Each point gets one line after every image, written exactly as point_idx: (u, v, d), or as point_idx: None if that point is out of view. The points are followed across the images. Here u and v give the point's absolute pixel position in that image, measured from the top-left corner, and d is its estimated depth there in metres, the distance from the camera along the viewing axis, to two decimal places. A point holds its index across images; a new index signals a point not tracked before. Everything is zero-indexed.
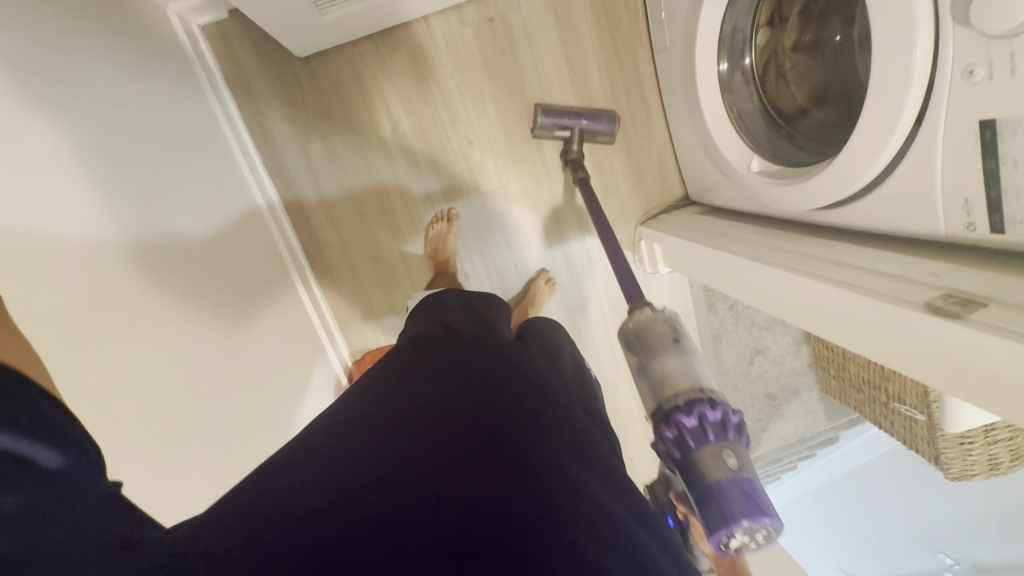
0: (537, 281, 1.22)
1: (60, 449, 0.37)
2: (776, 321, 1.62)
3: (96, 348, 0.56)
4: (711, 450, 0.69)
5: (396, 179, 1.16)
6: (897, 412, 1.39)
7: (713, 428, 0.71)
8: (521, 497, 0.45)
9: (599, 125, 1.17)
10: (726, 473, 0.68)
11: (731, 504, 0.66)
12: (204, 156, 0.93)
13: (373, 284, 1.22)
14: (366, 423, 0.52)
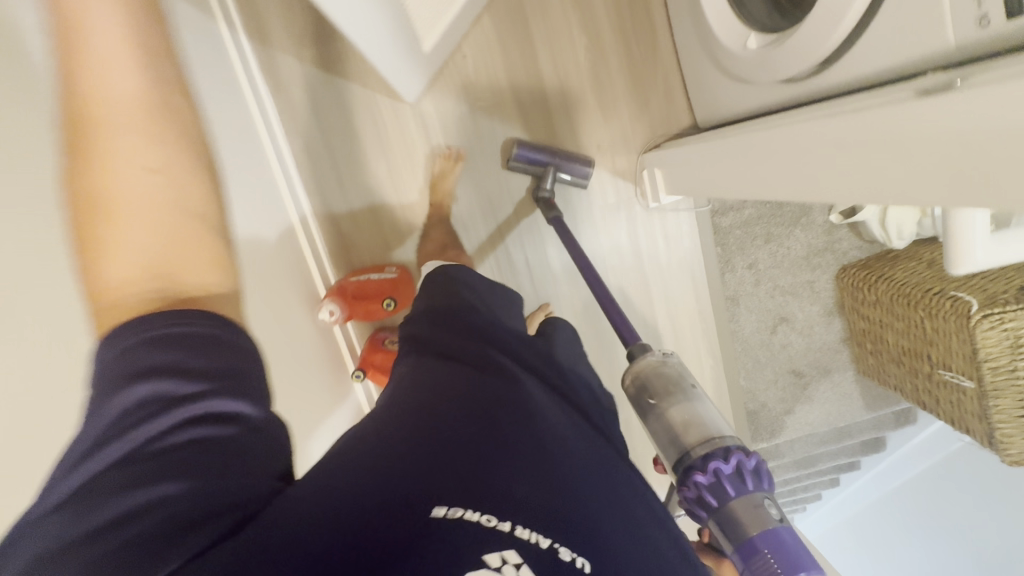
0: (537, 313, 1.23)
1: (255, 403, 0.45)
2: (803, 285, 1.47)
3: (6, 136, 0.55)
4: (752, 499, 0.62)
5: (389, 93, 1.15)
6: (943, 384, 1.20)
7: (751, 477, 0.64)
8: (549, 479, 0.50)
9: (574, 167, 1.17)
10: (772, 526, 0.60)
11: (783, 562, 0.57)
12: (246, 163, 1.00)
13: (361, 201, 1.20)
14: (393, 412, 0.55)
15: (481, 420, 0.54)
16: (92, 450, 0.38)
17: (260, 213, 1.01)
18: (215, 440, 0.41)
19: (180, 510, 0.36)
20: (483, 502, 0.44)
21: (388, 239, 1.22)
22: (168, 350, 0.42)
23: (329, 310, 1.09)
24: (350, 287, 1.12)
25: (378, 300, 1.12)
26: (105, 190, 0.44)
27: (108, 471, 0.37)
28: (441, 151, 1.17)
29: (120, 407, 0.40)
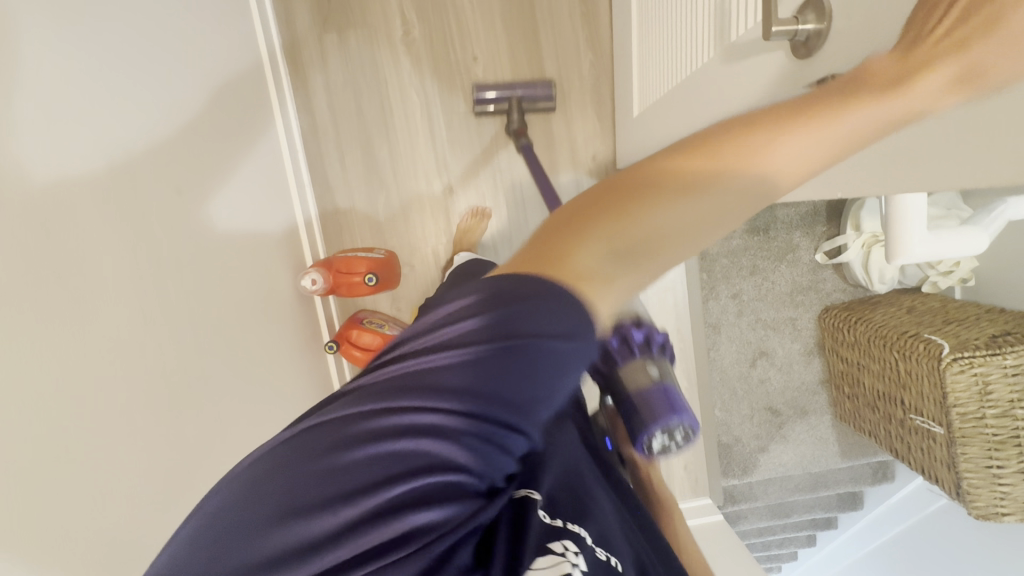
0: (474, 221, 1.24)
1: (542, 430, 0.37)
2: (785, 320, 1.48)
3: (68, 72, 0.62)
4: (636, 366, 0.80)
5: (400, 83, 1.21)
6: (915, 429, 1.19)
7: (638, 348, 0.82)
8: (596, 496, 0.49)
9: (536, 92, 1.19)
10: (649, 381, 0.79)
11: (654, 408, 0.77)
12: (258, 149, 1.07)
13: (361, 182, 1.26)
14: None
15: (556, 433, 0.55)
16: (396, 390, 0.34)
17: (265, 210, 1.06)
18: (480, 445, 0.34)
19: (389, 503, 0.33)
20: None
21: (382, 223, 1.27)
22: (512, 350, 0.33)
23: (312, 279, 1.10)
24: (337, 261, 1.13)
25: (362, 275, 1.13)
26: (710, 166, 0.34)
27: (413, 417, 0.33)
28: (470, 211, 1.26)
29: (478, 356, 0.33)
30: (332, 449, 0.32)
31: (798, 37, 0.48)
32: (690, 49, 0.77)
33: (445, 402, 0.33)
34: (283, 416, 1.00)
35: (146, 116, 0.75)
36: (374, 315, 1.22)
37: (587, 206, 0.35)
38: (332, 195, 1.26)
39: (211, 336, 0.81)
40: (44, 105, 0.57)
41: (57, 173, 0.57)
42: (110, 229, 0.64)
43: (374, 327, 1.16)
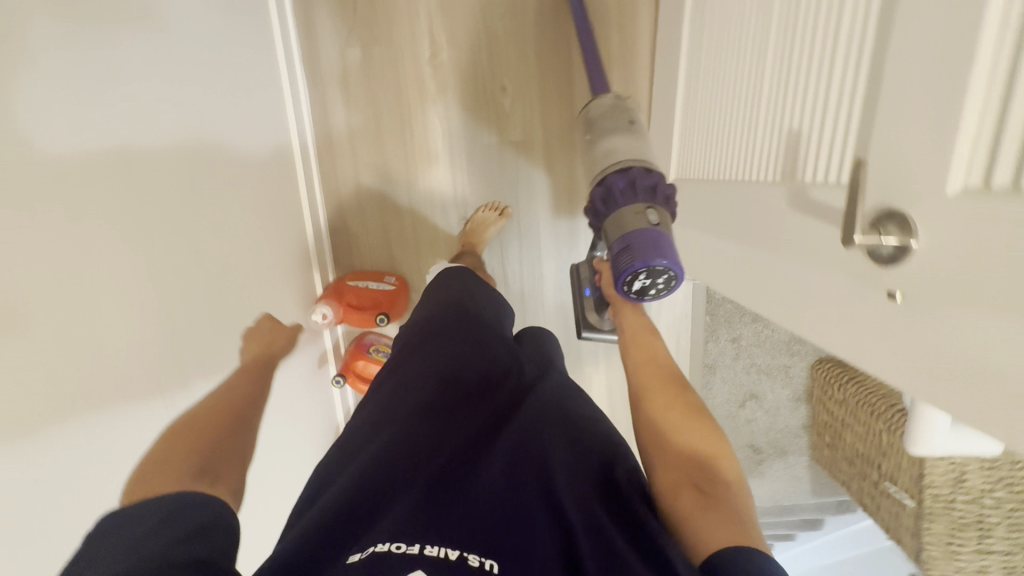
0: (490, 211, 1.19)
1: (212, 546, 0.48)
2: (779, 368, 1.51)
3: (74, 169, 0.58)
4: (634, 207, 0.77)
5: (423, 107, 1.16)
6: (886, 493, 1.26)
7: (641, 192, 0.80)
8: (486, 501, 0.55)
9: None
10: (645, 224, 0.75)
11: (640, 247, 0.73)
12: (268, 178, 1.03)
13: (375, 204, 1.22)
14: (374, 431, 0.65)
15: (455, 445, 0.61)
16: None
17: (273, 242, 1.04)
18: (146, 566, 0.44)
19: None
20: (410, 527, 0.51)
21: (392, 248, 1.25)
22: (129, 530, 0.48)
23: (322, 312, 1.14)
24: (347, 294, 1.17)
25: (371, 312, 1.15)
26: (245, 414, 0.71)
27: None
28: (487, 204, 1.21)
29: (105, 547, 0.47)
30: None
31: (878, 251, 0.45)
32: (745, 155, 0.74)
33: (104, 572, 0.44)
34: (287, 450, 1.03)
35: (158, 182, 0.72)
36: (380, 341, 1.22)
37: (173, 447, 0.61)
38: (346, 215, 1.23)
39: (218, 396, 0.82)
40: (49, 220, 0.54)
41: (61, 280, 0.55)
42: (119, 320, 0.63)
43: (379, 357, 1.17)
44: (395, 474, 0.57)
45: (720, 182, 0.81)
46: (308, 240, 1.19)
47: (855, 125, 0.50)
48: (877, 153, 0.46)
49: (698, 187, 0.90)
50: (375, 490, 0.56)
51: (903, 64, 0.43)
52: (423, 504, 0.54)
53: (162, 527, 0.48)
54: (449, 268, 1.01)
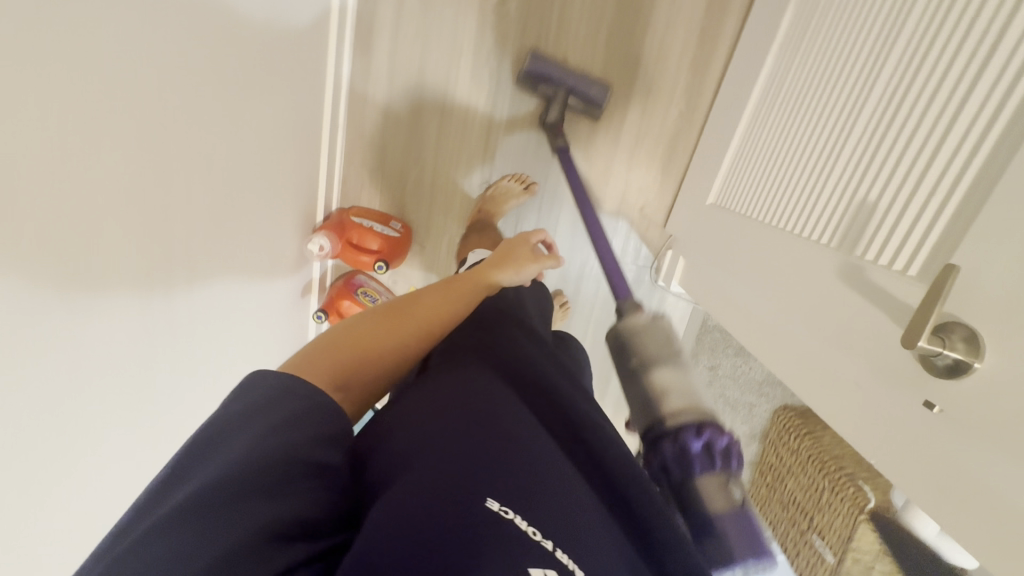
0: (514, 182, 1.14)
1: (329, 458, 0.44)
2: (744, 405, 1.55)
3: (112, 22, 0.52)
4: (713, 486, 0.60)
5: (475, 56, 1.09)
6: (809, 544, 1.33)
7: (706, 461, 0.61)
8: (599, 525, 0.46)
9: (586, 88, 1.06)
10: (728, 507, 0.60)
11: (731, 542, 0.59)
12: (297, 85, 0.96)
13: (399, 143, 1.15)
14: (464, 397, 0.54)
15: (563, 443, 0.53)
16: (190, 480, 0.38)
17: (285, 154, 0.98)
18: (269, 482, 0.39)
19: (213, 502, 0.36)
20: (501, 484, 0.43)
21: (406, 193, 1.19)
22: (242, 419, 0.42)
23: (320, 243, 1.05)
24: (350, 230, 1.08)
25: (371, 254, 1.08)
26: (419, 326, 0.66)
27: (198, 477, 0.38)
28: (511, 174, 1.15)
29: (225, 422, 0.42)
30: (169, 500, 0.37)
31: (938, 360, 0.44)
32: (802, 205, 0.72)
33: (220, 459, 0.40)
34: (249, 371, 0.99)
35: (190, 61, 0.65)
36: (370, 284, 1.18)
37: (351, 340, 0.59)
38: (367, 147, 1.16)
39: (192, 310, 0.77)
40: (74, 69, 0.48)
41: (74, 141, 0.50)
42: (119, 206, 0.58)
43: (365, 302, 1.14)
44: (481, 426, 0.49)
45: (764, 224, 0.79)
46: (321, 161, 1.12)
47: (946, 212, 0.49)
48: (960, 259, 0.45)
49: (736, 221, 0.88)
50: (467, 440, 0.47)
51: (1015, 179, 0.42)
52: (513, 458, 0.46)
53: (268, 431, 0.41)
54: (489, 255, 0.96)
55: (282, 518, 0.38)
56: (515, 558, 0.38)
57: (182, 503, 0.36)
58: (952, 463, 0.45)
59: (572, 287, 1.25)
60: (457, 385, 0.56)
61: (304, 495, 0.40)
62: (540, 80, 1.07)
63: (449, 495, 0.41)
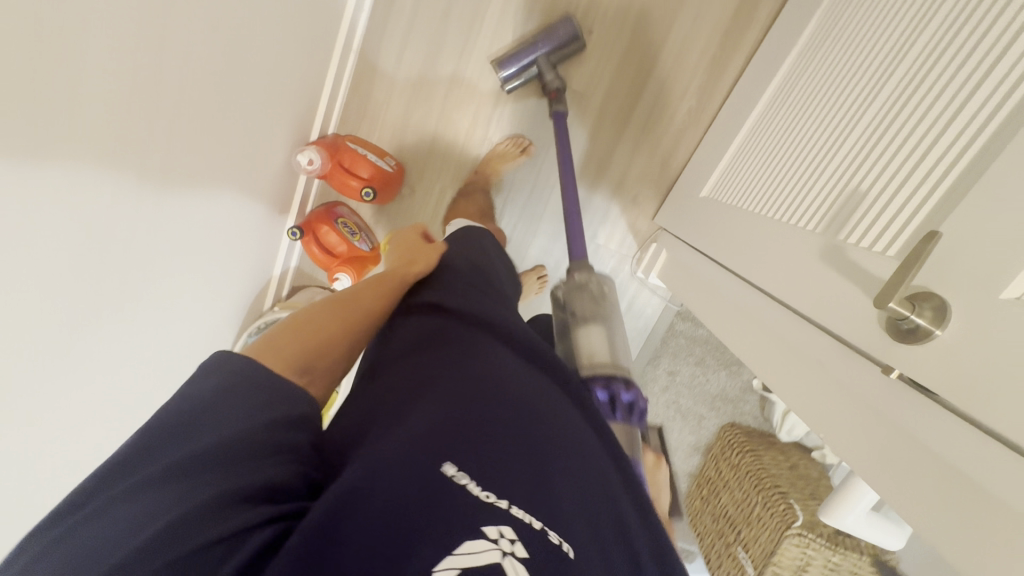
0: (510, 146, 1.14)
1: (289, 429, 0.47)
2: (695, 415, 1.58)
3: None
4: (618, 429, 0.69)
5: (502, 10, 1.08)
6: (734, 556, 1.36)
7: (619, 409, 0.70)
8: (570, 497, 0.48)
9: (557, 40, 1.06)
10: (630, 451, 0.69)
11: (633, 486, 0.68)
12: None
13: (409, 80, 1.13)
14: (433, 381, 0.55)
15: (541, 406, 0.56)
16: (152, 457, 0.41)
17: (291, 59, 0.94)
18: (230, 454, 0.42)
19: (178, 481, 0.39)
20: (461, 465, 0.45)
21: (406, 133, 1.16)
22: (202, 399, 0.44)
23: (309, 157, 1.02)
24: (342, 155, 1.05)
25: (359, 184, 1.06)
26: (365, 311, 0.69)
27: (161, 456, 0.41)
28: (510, 138, 1.15)
29: (186, 401, 0.44)
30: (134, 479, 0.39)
31: (902, 323, 0.45)
32: (795, 199, 0.73)
33: (182, 437, 0.42)
34: (211, 274, 0.93)
35: None
36: (350, 219, 1.14)
37: (302, 332, 0.62)
38: (376, 77, 1.13)
39: (157, 216, 0.71)
40: None
41: None
42: (117, 38, 0.54)
43: (343, 232, 1.10)
44: (448, 408, 0.51)
45: (754, 215, 0.81)
46: (326, 81, 1.09)
47: (927, 205, 0.50)
48: None
49: (726, 212, 0.89)
50: (432, 421, 0.49)
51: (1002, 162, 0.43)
52: (475, 440, 0.48)
53: (227, 410, 0.44)
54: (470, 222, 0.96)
55: (245, 489, 0.41)
56: (474, 517, 0.41)
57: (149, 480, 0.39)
58: (906, 434, 0.46)
59: (553, 261, 1.24)
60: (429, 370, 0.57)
61: (272, 469, 0.43)
62: (518, 70, 1.07)
63: (404, 472, 0.43)
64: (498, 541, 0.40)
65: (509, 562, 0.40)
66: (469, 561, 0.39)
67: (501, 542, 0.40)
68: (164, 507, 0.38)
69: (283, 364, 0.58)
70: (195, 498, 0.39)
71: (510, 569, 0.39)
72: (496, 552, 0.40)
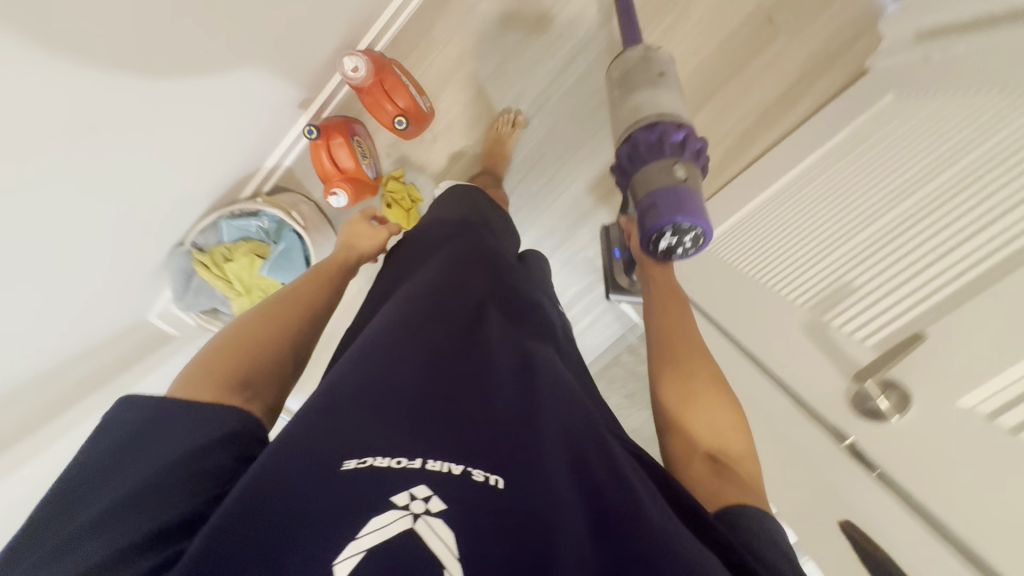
0: (503, 123, 1.15)
1: (230, 454, 0.43)
2: None
3: None
4: (660, 164, 0.68)
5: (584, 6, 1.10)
6: None
7: (667, 149, 0.69)
8: (514, 453, 0.44)
9: None
10: (670, 181, 0.67)
11: (665, 211, 0.65)
12: None
13: (472, 32, 1.11)
14: (356, 354, 0.52)
15: (453, 365, 0.51)
16: (65, 511, 0.36)
17: None
18: (156, 490, 0.38)
19: (85, 535, 0.35)
20: (364, 446, 0.42)
21: (450, 81, 1.14)
22: (129, 436, 0.41)
23: (354, 64, 0.96)
24: (386, 74, 1.01)
25: (393, 110, 1.03)
26: (302, 308, 0.62)
27: (75, 511, 0.36)
28: (499, 116, 1.16)
29: (106, 441, 0.41)
30: (44, 540, 0.35)
31: (872, 403, 0.51)
32: (789, 273, 0.81)
33: (103, 487, 0.38)
34: None
35: None
36: (364, 140, 1.11)
37: (225, 349, 0.53)
38: (444, 14, 1.10)
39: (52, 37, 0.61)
40: None
41: None
42: None
43: (356, 149, 1.06)
44: (364, 385, 0.48)
45: (745, 280, 0.87)
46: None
47: (913, 311, 0.58)
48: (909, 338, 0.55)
49: (720, 269, 0.96)
50: (345, 402, 0.46)
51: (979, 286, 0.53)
52: (388, 416, 0.45)
53: (145, 443, 0.41)
54: (457, 183, 0.92)
55: (168, 528, 0.37)
56: (377, 492, 0.39)
57: (57, 541, 0.35)
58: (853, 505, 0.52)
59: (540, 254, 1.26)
60: (358, 346, 0.54)
61: (206, 501, 0.40)
62: None
63: (304, 465, 0.40)
64: (408, 505, 0.38)
65: (423, 522, 0.38)
66: (378, 538, 0.37)
67: (409, 508, 0.38)
68: (84, 559, 0.34)
69: (215, 382, 0.48)
70: (120, 540, 0.35)
71: (424, 530, 0.37)
72: (407, 518, 0.38)
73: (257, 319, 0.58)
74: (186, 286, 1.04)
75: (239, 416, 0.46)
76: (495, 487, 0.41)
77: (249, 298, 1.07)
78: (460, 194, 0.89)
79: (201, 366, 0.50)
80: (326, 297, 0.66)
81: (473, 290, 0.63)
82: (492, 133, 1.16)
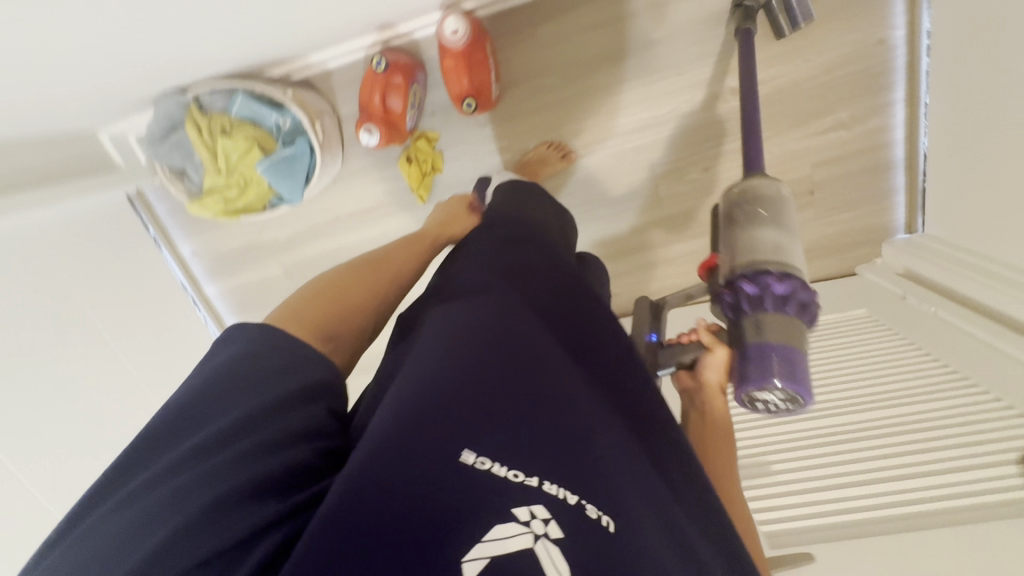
0: (550, 149, 1.13)
1: (288, 412, 0.45)
2: None
3: None
4: (766, 319, 0.59)
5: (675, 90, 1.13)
6: None
7: (774, 300, 0.59)
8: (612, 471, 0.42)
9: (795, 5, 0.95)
10: (778, 340, 0.58)
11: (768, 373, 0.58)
12: None
13: (567, 52, 1.09)
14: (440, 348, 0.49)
15: (542, 362, 0.49)
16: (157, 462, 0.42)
17: None
18: (225, 450, 0.41)
19: (171, 488, 0.39)
20: (473, 453, 0.40)
21: (524, 82, 1.12)
22: (211, 390, 0.45)
23: (454, 27, 0.92)
24: (477, 51, 0.98)
25: (465, 87, 0.99)
26: (389, 273, 0.67)
27: (164, 461, 0.41)
28: (550, 140, 1.13)
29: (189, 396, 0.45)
30: (139, 488, 0.40)
31: None
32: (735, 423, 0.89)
33: (185, 441, 0.43)
34: None
35: None
36: (419, 91, 1.05)
37: (322, 294, 0.59)
38: (553, 20, 1.08)
39: None
40: None
41: None
42: None
43: (410, 99, 1.01)
44: (456, 381, 0.45)
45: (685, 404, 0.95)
46: None
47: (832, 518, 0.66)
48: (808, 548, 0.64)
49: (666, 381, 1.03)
50: (437, 399, 0.43)
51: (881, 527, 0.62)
52: (487, 416, 0.42)
53: (223, 397, 0.45)
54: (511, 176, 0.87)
55: (235, 486, 0.39)
56: (498, 503, 0.38)
57: (151, 489, 0.40)
58: None
59: None
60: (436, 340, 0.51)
61: (267, 460, 0.42)
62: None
63: (413, 465, 0.39)
64: (529, 523, 0.37)
65: (543, 544, 0.37)
66: (501, 548, 0.36)
67: (530, 525, 0.37)
68: (168, 511, 0.38)
69: (307, 327, 0.54)
70: (219, 489, 0.39)
71: (542, 553, 0.36)
72: (528, 537, 0.37)
73: (352, 273, 0.63)
74: (163, 135, 0.96)
75: (298, 375, 0.48)
76: (607, 528, 0.38)
77: (224, 181, 0.97)
78: (515, 192, 0.79)
79: (300, 304, 0.56)
80: (413, 268, 0.71)
81: (552, 285, 0.60)
82: (536, 152, 1.13)
